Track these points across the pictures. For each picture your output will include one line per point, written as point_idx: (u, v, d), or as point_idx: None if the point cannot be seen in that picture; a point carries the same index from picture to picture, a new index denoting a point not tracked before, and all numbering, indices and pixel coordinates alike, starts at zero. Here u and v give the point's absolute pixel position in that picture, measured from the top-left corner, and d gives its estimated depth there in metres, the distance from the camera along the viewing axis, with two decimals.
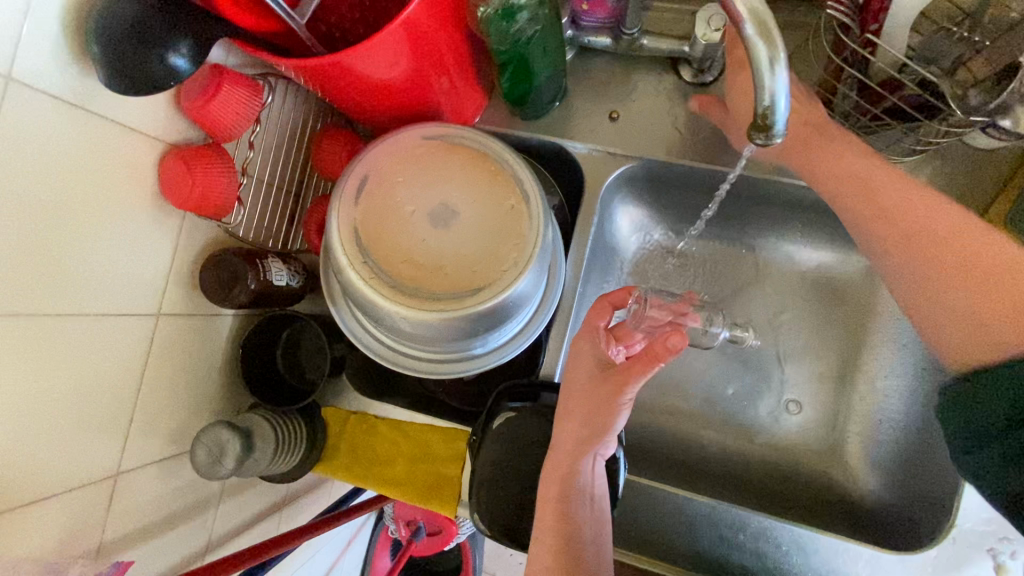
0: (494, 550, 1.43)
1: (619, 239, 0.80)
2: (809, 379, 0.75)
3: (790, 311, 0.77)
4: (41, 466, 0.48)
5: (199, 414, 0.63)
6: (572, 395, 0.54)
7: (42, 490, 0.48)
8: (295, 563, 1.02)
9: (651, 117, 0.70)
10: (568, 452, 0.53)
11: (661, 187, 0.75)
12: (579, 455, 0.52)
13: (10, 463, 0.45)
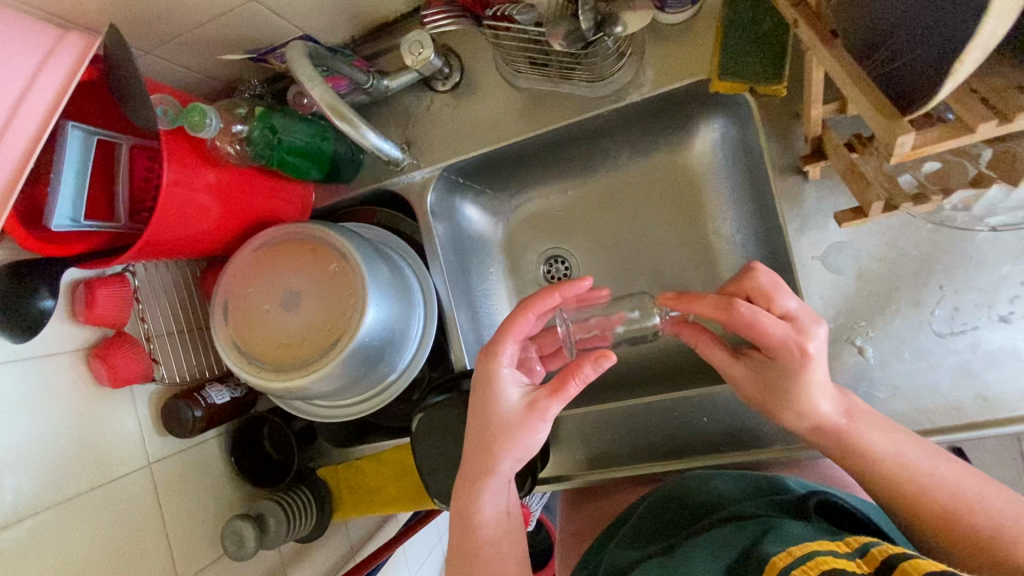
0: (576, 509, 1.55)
1: (481, 229, 0.91)
2: (679, 264, 0.83)
3: (640, 216, 0.86)
4: None
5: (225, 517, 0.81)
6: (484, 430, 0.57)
7: None
8: None
9: (432, 129, 0.80)
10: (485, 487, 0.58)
11: (484, 176, 0.86)
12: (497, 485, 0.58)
13: None
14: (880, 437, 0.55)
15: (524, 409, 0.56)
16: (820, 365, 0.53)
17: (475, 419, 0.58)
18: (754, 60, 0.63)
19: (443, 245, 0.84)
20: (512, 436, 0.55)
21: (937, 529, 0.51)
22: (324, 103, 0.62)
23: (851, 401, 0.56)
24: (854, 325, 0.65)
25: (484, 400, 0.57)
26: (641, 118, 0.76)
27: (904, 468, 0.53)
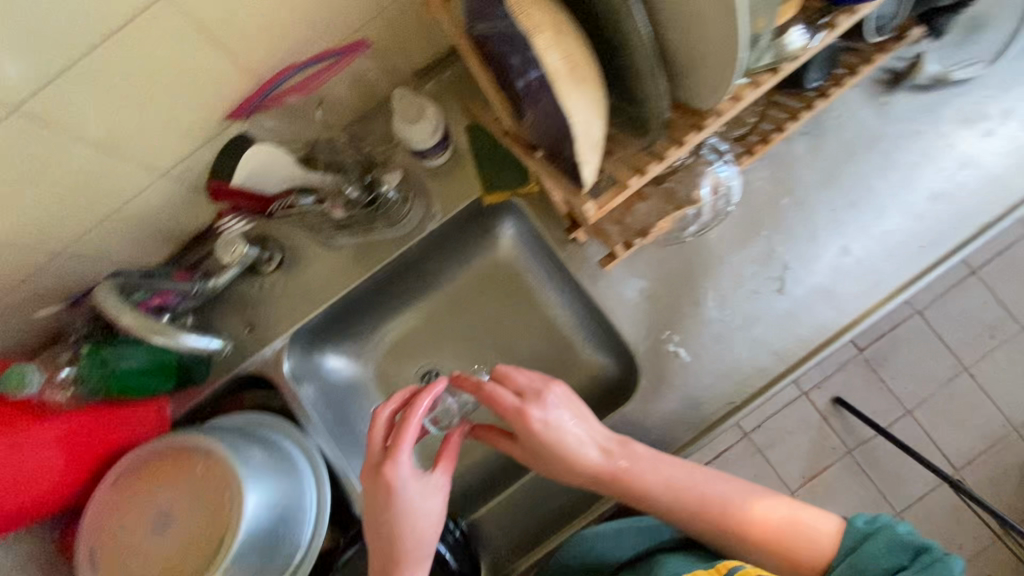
0: None
1: (351, 376, 0.95)
2: (528, 340, 0.95)
3: (484, 312, 0.97)
4: None
5: None
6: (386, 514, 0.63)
7: None
8: None
9: (272, 306, 0.86)
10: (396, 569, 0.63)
11: (335, 329, 0.92)
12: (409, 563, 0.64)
13: None
14: (651, 472, 0.69)
15: (425, 492, 0.64)
16: (574, 432, 0.68)
17: (382, 517, 0.63)
18: (506, 174, 0.81)
19: (314, 405, 0.88)
20: (422, 518, 0.63)
21: (718, 539, 0.68)
22: (135, 323, 0.67)
23: (627, 448, 0.69)
24: (665, 336, 0.79)
25: (387, 499, 0.62)
26: (449, 238, 0.91)
27: (671, 487, 0.68)
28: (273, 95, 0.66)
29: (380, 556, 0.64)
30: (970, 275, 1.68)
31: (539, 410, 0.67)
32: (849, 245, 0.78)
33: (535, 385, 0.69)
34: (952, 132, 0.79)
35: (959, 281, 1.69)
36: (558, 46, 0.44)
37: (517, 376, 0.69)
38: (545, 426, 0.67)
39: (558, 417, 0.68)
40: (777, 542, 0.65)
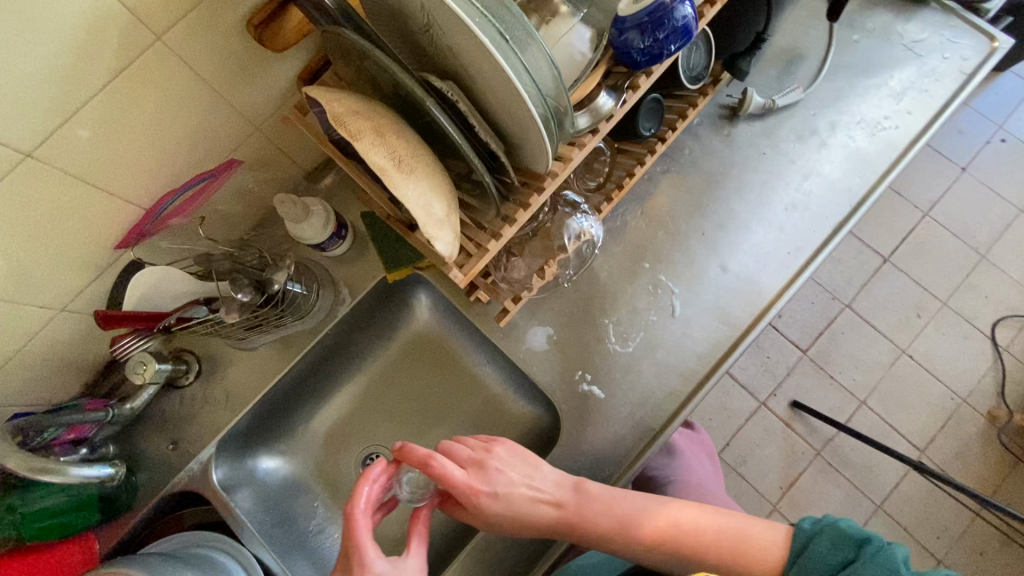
0: None
1: (287, 474, 0.94)
2: (460, 404, 0.98)
3: (413, 385, 1.00)
4: None
5: None
6: None
7: None
8: None
9: (195, 417, 0.87)
10: None
11: (265, 429, 0.92)
12: None
13: None
14: (603, 512, 0.69)
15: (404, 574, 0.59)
16: (521, 492, 0.69)
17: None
18: (402, 251, 0.86)
19: (249, 512, 0.86)
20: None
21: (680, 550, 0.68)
22: (23, 466, 0.65)
23: (580, 488, 0.71)
24: (577, 376, 0.82)
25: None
26: (365, 319, 0.94)
27: (624, 523, 0.69)
28: (160, 219, 0.68)
29: None
30: (884, 263, 1.80)
31: (485, 478, 0.68)
32: (725, 262, 0.85)
33: (479, 448, 0.71)
34: (788, 151, 0.89)
35: (876, 270, 1.80)
36: (383, 146, 0.50)
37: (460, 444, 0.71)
38: (496, 492, 0.68)
39: (506, 475, 0.69)
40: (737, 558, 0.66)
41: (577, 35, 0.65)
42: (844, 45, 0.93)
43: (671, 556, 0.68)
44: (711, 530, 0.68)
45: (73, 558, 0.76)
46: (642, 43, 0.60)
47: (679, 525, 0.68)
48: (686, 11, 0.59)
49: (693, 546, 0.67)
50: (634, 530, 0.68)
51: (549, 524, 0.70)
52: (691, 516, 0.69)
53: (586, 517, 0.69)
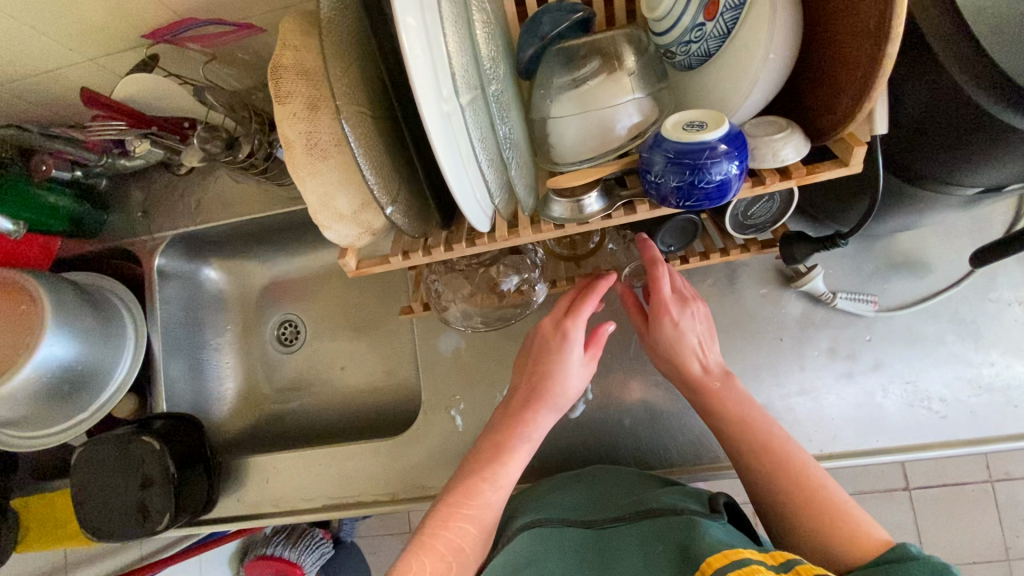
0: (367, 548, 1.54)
1: (220, 290, 1.06)
2: (376, 337, 1.02)
3: (354, 294, 1.04)
4: None
5: None
6: (537, 360, 0.63)
7: None
8: None
9: (170, 206, 0.96)
10: (513, 418, 0.61)
11: (220, 247, 1.01)
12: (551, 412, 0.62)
13: None
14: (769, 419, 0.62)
15: (584, 362, 0.63)
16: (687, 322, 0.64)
17: (531, 390, 0.61)
18: None
19: (167, 301, 0.97)
20: (572, 382, 0.62)
21: (783, 512, 0.56)
22: None
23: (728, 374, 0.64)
24: (452, 399, 0.81)
25: (558, 349, 0.61)
26: None
27: (742, 434, 0.61)
28: (178, 38, 0.69)
29: (521, 390, 0.63)
30: (901, 488, 1.29)
31: (678, 310, 0.64)
32: (654, 406, 0.78)
33: (682, 291, 0.65)
34: (809, 356, 0.75)
35: (887, 489, 1.30)
36: (306, 124, 0.46)
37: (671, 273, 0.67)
38: (677, 325, 0.64)
39: (694, 324, 0.64)
40: (830, 523, 0.52)
41: (623, 111, 0.54)
42: (977, 294, 0.73)
43: (778, 508, 0.56)
44: (819, 482, 0.56)
45: (29, 253, 0.89)
46: (656, 169, 0.49)
47: (802, 467, 0.57)
48: (727, 169, 0.47)
49: (783, 508, 0.56)
50: (762, 449, 0.59)
51: (694, 393, 0.65)
52: (804, 454, 0.59)
53: (760, 428, 0.61)
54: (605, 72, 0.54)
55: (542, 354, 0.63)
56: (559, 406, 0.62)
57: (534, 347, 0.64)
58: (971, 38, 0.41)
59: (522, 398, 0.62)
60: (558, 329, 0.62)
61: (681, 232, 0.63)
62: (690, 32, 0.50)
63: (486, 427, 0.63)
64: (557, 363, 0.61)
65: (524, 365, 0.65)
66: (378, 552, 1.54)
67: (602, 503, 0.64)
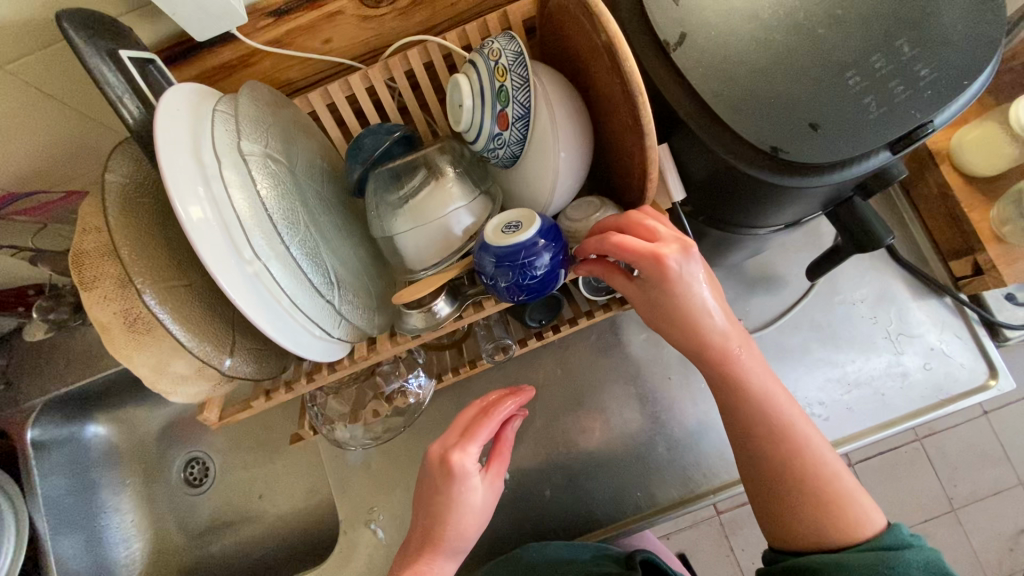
0: None
1: (111, 444, 0.98)
2: (292, 455, 0.98)
3: (260, 416, 1.00)
4: None
5: None
6: (429, 495, 0.57)
7: None
8: None
9: (34, 370, 0.88)
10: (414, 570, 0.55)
11: (103, 399, 0.94)
12: (451, 556, 0.56)
13: None
14: (759, 366, 0.50)
15: (483, 486, 0.58)
16: (691, 278, 0.46)
17: (425, 533, 0.56)
18: None
19: (48, 475, 0.88)
20: (469, 519, 0.57)
21: (790, 495, 0.47)
22: None
23: (747, 334, 0.50)
24: (371, 510, 0.79)
25: (445, 488, 0.56)
26: None
27: (739, 404, 0.49)
28: (8, 209, 0.65)
29: (421, 531, 0.57)
30: None
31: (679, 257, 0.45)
32: (570, 470, 0.79)
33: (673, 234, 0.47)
34: (697, 388, 0.79)
35: None
36: (120, 303, 0.45)
37: (616, 237, 0.46)
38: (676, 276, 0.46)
39: (699, 281, 0.47)
40: (831, 509, 0.46)
41: (454, 217, 0.56)
42: (825, 300, 0.80)
43: (758, 487, 0.49)
44: (813, 460, 0.47)
45: None
46: (487, 271, 0.51)
47: (796, 435, 0.48)
48: (547, 260, 0.51)
49: (790, 484, 0.47)
50: (759, 416, 0.48)
51: (689, 349, 0.50)
52: (796, 414, 0.49)
53: (750, 392, 0.49)
54: (430, 182, 0.56)
55: (432, 491, 0.57)
56: (460, 545, 0.57)
57: (425, 480, 0.59)
58: (716, 116, 0.47)
59: (417, 541, 0.57)
60: (445, 460, 0.57)
61: (543, 305, 0.64)
62: (492, 140, 0.53)
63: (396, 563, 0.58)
64: (451, 503, 0.56)
65: (421, 496, 0.59)
66: None
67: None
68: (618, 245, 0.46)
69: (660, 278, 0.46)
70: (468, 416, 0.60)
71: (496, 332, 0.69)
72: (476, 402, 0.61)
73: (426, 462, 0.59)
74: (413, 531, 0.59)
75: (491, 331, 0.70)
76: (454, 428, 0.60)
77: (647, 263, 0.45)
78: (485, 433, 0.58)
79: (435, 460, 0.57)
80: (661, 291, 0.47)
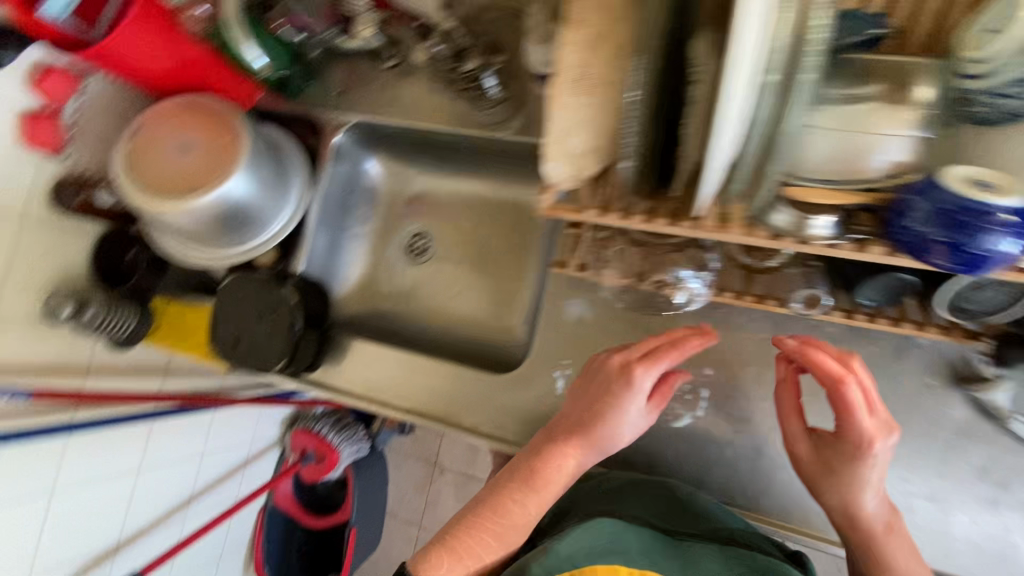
0: (373, 471, 1.71)
1: (373, 182, 1.11)
2: (498, 279, 1.05)
3: (491, 233, 1.07)
4: None
5: (67, 277, 0.99)
6: (592, 391, 0.68)
7: None
8: (191, 430, 1.36)
9: (364, 92, 1.00)
10: (558, 448, 0.66)
11: (391, 143, 1.06)
12: (593, 453, 0.66)
13: None
14: (909, 552, 0.61)
15: (642, 412, 0.67)
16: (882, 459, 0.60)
17: (579, 422, 0.66)
18: None
19: (332, 178, 1.03)
20: (622, 429, 0.66)
21: None
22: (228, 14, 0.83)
23: (899, 519, 0.62)
24: (563, 364, 0.83)
25: (619, 394, 0.65)
26: (511, 159, 0.98)
27: (872, 560, 0.61)
28: None
29: (575, 418, 0.67)
30: None
31: (885, 439, 0.59)
32: (760, 448, 0.75)
33: (886, 414, 0.60)
34: (955, 467, 0.69)
35: None
36: (586, 55, 0.46)
37: (848, 385, 0.59)
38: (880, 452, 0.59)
39: (882, 461, 0.60)
40: None
41: (886, 144, 0.48)
42: None
43: None
44: None
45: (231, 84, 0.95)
46: (916, 215, 0.45)
47: None
48: (1002, 243, 0.43)
49: None
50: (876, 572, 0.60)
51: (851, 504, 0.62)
52: None
53: (891, 564, 0.60)
54: (891, 95, 0.49)
55: (600, 385, 0.67)
56: (605, 447, 0.67)
57: (598, 376, 0.68)
58: None
59: (563, 427, 0.68)
60: (626, 370, 0.66)
61: (886, 286, 0.59)
62: (1012, 84, 0.46)
63: (528, 445, 0.69)
64: (614, 407, 0.65)
65: (577, 410, 0.68)
66: (373, 470, 1.71)
67: (676, 507, 0.71)
68: (840, 385, 0.59)
69: (861, 438, 0.59)
70: (656, 341, 0.67)
71: (805, 282, 0.65)
72: (696, 332, 0.67)
73: (600, 362, 0.69)
74: (559, 417, 0.70)
75: (797, 281, 0.65)
76: (640, 346, 0.67)
77: (861, 429, 0.59)
78: (666, 363, 0.65)
79: (618, 366, 0.66)
80: (857, 449, 0.60)
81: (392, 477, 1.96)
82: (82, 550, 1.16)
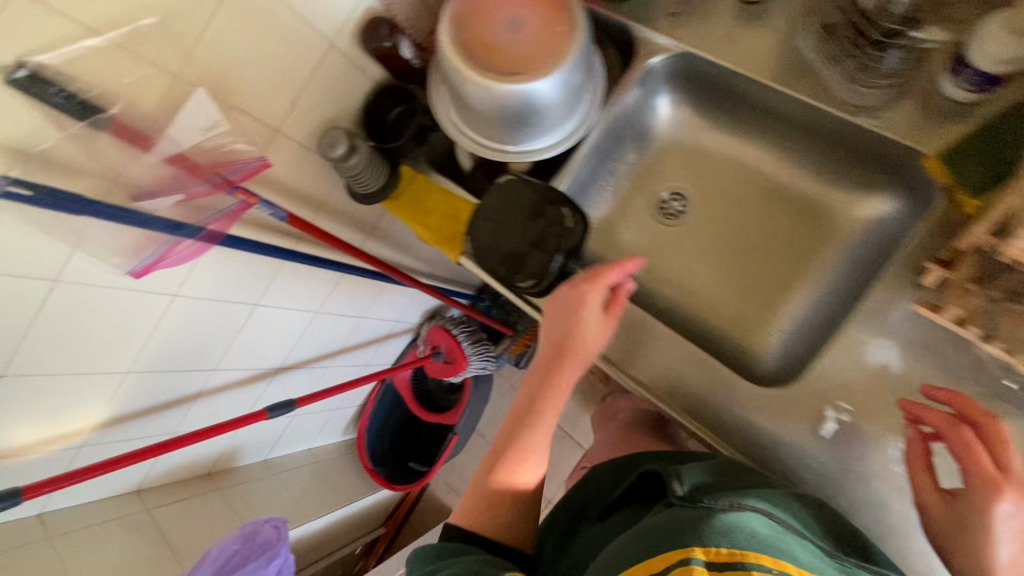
0: (483, 392, 1.79)
1: (657, 120, 0.98)
2: (763, 279, 0.91)
3: (772, 224, 0.93)
4: (257, 97, 0.83)
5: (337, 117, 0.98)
6: (557, 307, 0.75)
7: (256, 107, 0.84)
8: (364, 297, 1.43)
9: (705, 22, 0.88)
10: (549, 379, 0.74)
11: (704, 88, 0.93)
12: (580, 366, 0.75)
13: (243, 83, 0.80)
14: None
15: (602, 320, 0.75)
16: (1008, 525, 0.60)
17: (563, 348, 0.74)
18: (977, 169, 0.65)
19: (628, 106, 0.94)
20: (594, 338, 0.74)
21: None
22: None
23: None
24: None
25: (579, 313, 0.73)
26: (853, 152, 0.83)
27: None
28: None
29: (551, 348, 0.75)
30: None
31: (1016, 501, 0.60)
32: None
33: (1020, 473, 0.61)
34: None
35: None
36: None
37: (969, 434, 0.64)
38: (1004, 517, 0.60)
39: (1014, 534, 0.60)
40: None
41: None
42: None
43: None
44: None
45: None
46: None
47: None
48: None
49: None
50: None
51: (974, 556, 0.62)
52: None
53: None
54: None
55: (558, 303, 0.75)
56: (586, 356, 0.75)
57: (564, 297, 0.75)
58: None
59: (553, 351, 0.75)
60: (581, 289, 0.74)
61: None
62: None
63: (533, 372, 0.76)
64: (578, 323, 0.74)
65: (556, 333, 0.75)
66: (483, 391, 1.79)
67: (831, 527, 0.65)
68: (971, 442, 0.63)
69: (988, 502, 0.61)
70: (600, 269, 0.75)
71: None
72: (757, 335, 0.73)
73: (561, 288, 0.76)
74: (546, 334, 0.77)
75: None
76: (588, 272, 0.75)
77: (985, 484, 0.61)
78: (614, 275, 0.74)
79: (579, 288, 0.74)
80: (974, 503, 0.62)
81: (492, 401, 1.98)
82: (257, 364, 1.24)
